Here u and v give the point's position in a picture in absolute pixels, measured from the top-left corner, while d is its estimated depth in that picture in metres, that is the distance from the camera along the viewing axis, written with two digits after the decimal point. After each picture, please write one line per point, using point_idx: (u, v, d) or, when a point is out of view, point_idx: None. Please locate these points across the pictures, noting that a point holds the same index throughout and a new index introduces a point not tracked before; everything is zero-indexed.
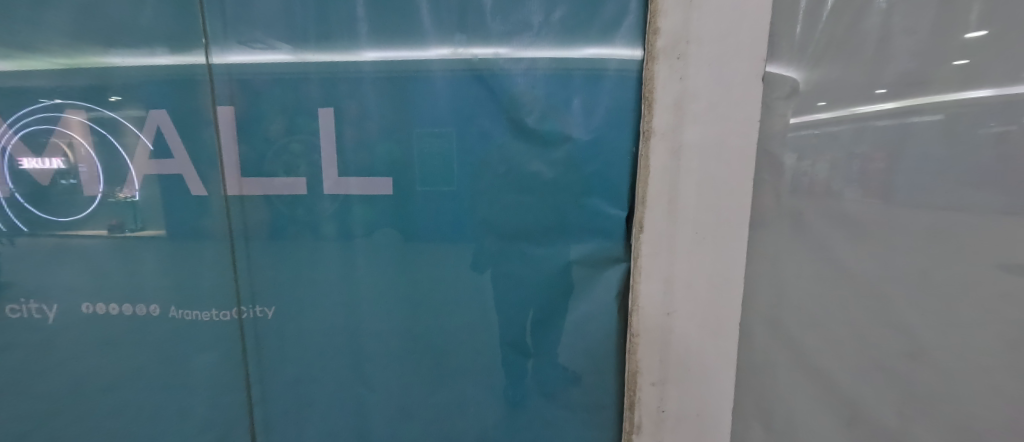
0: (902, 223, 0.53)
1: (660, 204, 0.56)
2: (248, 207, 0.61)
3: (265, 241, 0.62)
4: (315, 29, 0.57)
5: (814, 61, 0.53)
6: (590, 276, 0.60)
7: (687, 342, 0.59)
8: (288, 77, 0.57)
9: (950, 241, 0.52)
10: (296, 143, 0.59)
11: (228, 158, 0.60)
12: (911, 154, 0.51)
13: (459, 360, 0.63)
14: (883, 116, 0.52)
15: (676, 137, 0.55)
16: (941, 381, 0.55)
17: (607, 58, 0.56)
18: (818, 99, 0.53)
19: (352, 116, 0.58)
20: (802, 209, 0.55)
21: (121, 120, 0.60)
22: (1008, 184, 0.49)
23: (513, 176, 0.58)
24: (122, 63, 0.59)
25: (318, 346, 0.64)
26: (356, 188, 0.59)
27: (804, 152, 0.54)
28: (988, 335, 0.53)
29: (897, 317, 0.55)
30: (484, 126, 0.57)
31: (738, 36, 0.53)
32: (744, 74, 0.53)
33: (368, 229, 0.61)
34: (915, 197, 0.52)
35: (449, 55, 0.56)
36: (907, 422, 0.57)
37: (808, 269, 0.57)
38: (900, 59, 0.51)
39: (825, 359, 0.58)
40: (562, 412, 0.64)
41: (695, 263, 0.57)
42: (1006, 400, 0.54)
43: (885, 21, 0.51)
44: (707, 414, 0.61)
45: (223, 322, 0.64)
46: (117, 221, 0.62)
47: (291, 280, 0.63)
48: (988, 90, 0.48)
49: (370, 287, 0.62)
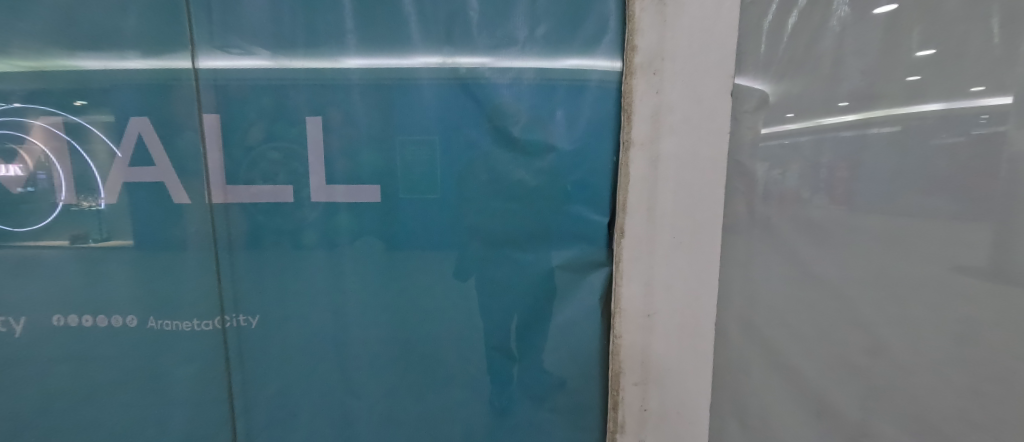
0: (865, 228, 0.56)
1: (637, 211, 0.58)
2: (230, 213, 0.60)
3: (245, 248, 0.60)
4: (300, 39, 0.56)
5: (782, 76, 0.56)
6: (573, 281, 0.61)
7: (666, 343, 0.61)
8: (276, 86, 0.57)
9: (905, 243, 0.56)
10: (280, 152, 0.58)
11: (209, 164, 0.59)
12: (870, 163, 0.55)
13: (447, 367, 0.63)
14: (845, 127, 0.55)
15: (653, 147, 0.57)
16: (898, 375, 0.58)
17: (588, 70, 0.57)
18: (786, 111, 0.56)
19: (337, 126, 0.58)
20: (773, 217, 0.58)
21: (87, 126, 0.58)
22: (957, 191, 0.53)
23: (499, 182, 0.59)
24: (93, 66, 0.57)
25: (302, 353, 0.63)
26: (342, 196, 0.59)
27: (773, 160, 0.57)
28: (943, 331, 0.56)
29: (861, 315, 0.58)
30: (469, 136, 0.58)
31: (710, 52, 0.55)
32: (713, 91, 0.56)
33: (353, 236, 0.60)
34: (875, 202, 0.55)
35: (438, 65, 0.57)
36: (869, 414, 0.60)
37: (781, 272, 0.59)
38: (857, 75, 0.55)
39: (797, 356, 0.61)
40: (549, 416, 0.64)
41: (674, 267, 0.59)
42: (959, 392, 0.57)
43: (842, 40, 0.55)
44: (688, 413, 0.62)
45: (205, 332, 0.62)
46: (82, 231, 0.60)
47: (275, 287, 0.61)
48: (936, 105, 0.52)
49: (357, 293, 0.61)
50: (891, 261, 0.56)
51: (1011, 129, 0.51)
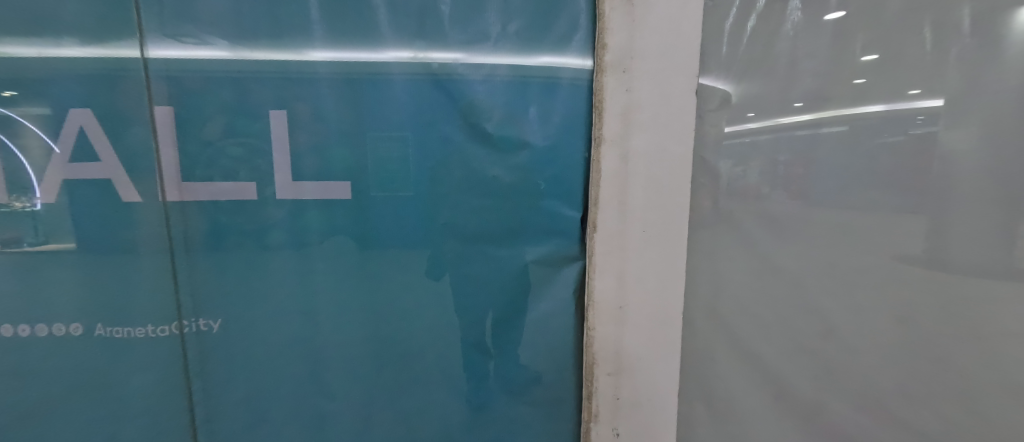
0: (818, 221, 0.60)
1: (609, 206, 0.60)
2: (187, 212, 0.56)
3: (205, 249, 0.57)
4: (262, 29, 0.54)
5: (743, 77, 0.59)
6: (549, 276, 0.62)
7: (637, 334, 0.63)
8: (237, 78, 0.54)
9: (852, 234, 0.60)
10: (241, 148, 0.55)
11: (163, 160, 0.55)
12: (823, 160, 0.58)
13: (423, 365, 0.62)
14: (800, 126, 0.58)
15: (624, 144, 0.58)
16: (847, 356, 0.63)
17: (561, 67, 0.58)
18: (747, 110, 0.59)
19: (305, 121, 0.56)
20: (735, 210, 0.61)
21: (19, 119, 0.53)
22: (897, 186, 0.58)
23: (472, 179, 0.58)
24: (23, 54, 0.52)
25: (269, 356, 0.60)
26: (310, 193, 0.57)
27: (736, 157, 0.59)
28: (886, 315, 0.61)
29: (816, 303, 0.62)
30: (442, 131, 0.57)
31: (676, 53, 0.57)
32: (679, 91, 0.58)
33: (323, 235, 0.58)
34: (828, 197, 0.59)
35: (410, 60, 0.56)
36: (822, 393, 0.64)
37: (743, 264, 0.62)
38: (810, 77, 0.58)
39: (758, 343, 0.64)
40: (526, 409, 0.65)
41: (644, 260, 0.61)
42: (899, 370, 0.62)
43: (796, 44, 0.58)
44: (659, 400, 0.65)
45: (161, 338, 0.58)
46: (15, 235, 0.55)
47: (239, 289, 0.58)
48: (880, 106, 0.57)
49: (328, 294, 0.59)
50: (841, 251, 0.60)
51: (940, 130, 0.56)
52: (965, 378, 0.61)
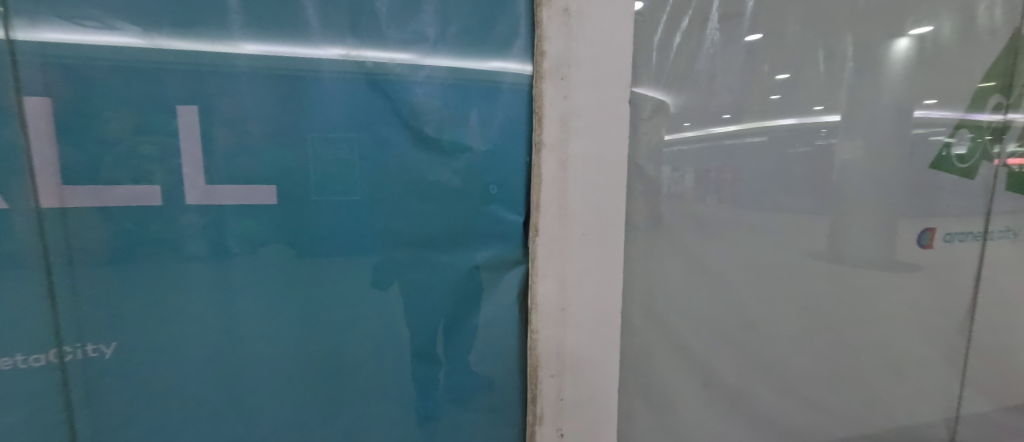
0: (738, 223, 0.67)
1: (552, 211, 0.60)
2: (70, 221, 0.48)
3: (97, 263, 0.49)
4: (170, 15, 0.48)
5: (672, 88, 0.63)
6: (495, 282, 0.62)
7: (580, 335, 0.64)
8: (139, 68, 0.48)
9: (765, 235, 0.68)
10: (145, 147, 0.49)
11: (33, 160, 0.46)
12: (741, 167, 0.65)
13: (364, 379, 0.59)
14: (721, 135, 0.64)
15: (563, 149, 0.60)
16: (762, 341, 0.72)
17: (503, 72, 0.59)
18: (680, 120, 0.63)
19: (225, 118, 0.50)
20: (666, 214, 0.65)
21: None
22: (796, 191, 0.68)
23: (415, 183, 0.57)
24: None
25: (181, 382, 0.53)
26: (230, 198, 0.51)
27: (669, 162, 0.63)
28: (790, 302, 0.72)
29: (737, 296, 0.69)
30: (381, 134, 0.55)
31: (611, 63, 0.60)
32: (615, 99, 0.60)
33: (247, 243, 0.53)
34: (745, 200, 0.66)
35: (346, 58, 0.53)
36: (742, 376, 0.72)
37: (675, 264, 0.67)
38: (727, 92, 0.64)
39: (689, 336, 0.69)
40: (473, 416, 0.64)
41: (585, 262, 0.63)
42: (800, 347, 0.74)
43: (715, 61, 0.64)
44: (600, 397, 0.67)
45: (32, 372, 0.48)
46: None
47: (141, 307, 0.51)
48: (789, 120, 0.66)
49: (253, 309, 0.54)
50: (756, 249, 0.68)
51: (838, 144, 0.70)
52: (842, 343, 0.77)
